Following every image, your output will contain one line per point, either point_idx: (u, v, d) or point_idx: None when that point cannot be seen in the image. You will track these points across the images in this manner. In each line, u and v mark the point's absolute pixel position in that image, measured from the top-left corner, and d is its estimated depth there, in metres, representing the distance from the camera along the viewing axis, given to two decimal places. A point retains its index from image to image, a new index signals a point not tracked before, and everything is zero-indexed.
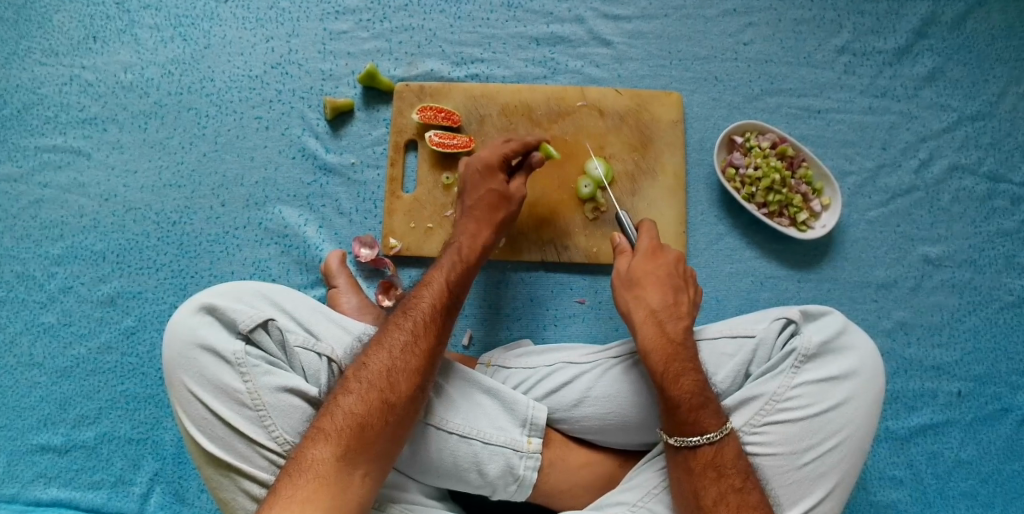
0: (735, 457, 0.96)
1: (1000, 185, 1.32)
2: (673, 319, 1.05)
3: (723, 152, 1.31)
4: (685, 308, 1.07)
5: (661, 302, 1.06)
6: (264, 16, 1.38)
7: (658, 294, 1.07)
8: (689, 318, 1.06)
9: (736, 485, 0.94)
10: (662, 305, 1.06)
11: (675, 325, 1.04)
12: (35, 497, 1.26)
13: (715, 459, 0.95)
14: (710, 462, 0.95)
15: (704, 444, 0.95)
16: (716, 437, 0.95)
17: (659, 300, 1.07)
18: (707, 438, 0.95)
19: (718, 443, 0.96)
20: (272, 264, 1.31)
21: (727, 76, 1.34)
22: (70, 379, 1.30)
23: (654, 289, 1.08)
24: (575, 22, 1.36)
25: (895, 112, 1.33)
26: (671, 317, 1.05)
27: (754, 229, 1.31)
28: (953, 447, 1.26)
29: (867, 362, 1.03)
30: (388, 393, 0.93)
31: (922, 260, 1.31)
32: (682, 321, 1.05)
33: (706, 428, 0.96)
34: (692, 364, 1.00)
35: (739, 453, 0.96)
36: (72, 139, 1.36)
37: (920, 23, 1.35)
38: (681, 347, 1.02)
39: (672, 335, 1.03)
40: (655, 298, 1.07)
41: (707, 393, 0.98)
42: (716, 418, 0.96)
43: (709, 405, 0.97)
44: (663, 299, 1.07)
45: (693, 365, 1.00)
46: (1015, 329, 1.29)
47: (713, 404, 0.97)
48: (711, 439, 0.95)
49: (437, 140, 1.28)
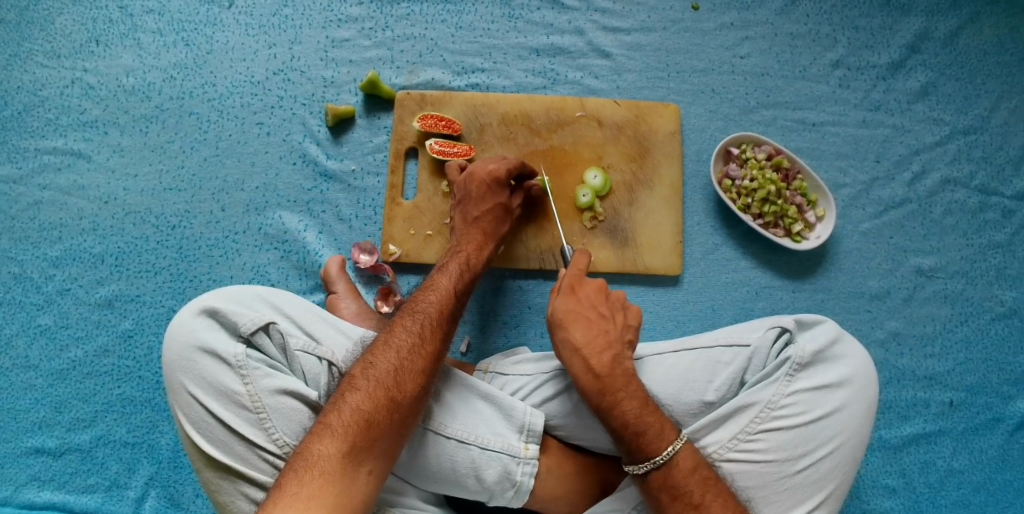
0: (688, 473, 0.96)
1: (992, 198, 1.34)
2: (598, 351, 1.04)
3: (720, 163, 1.32)
4: (611, 336, 1.06)
5: (584, 337, 1.05)
6: (267, 22, 1.39)
7: (581, 330, 1.06)
8: (615, 345, 1.05)
9: (694, 503, 0.95)
10: (585, 339, 1.05)
11: (600, 357, 1.03)
12: (27, 500, 1.26)
13: (667, 482, 0.96)
14: (664, 484, 0.96)
15: (652, 469, 0.96)
16: (663, 460, 0.96)
17: (582, 335, 1.06)
18: (653, 463, 0.96)
19: (665, 466, 0.96)
20: (271, 269, 1.32)
21: (725, 89, 1.36)
22: (65, 382, 1.30)
23: (576, 326, 1.07)
24: (575, 33, 1.38)
25: (889, 126, 1.36)
26: (595, 350, 1.04)
27: (749, 239, 1.33)
28: (945, 456, 1.27)
29: (861, 370, 1.04)
30: (394, 391, 0.94)
31: (914, 271, 1.32)
32: (609, 350, 1.05)
33: (653, 451, 0.96)
34: (624, 393, 1.00)
35: (694, 468, 0.96)
36: (72, 141, 1.36)
37: (914, 38, 1.37)
38: (610, 379, 1.02)
39: (598, 370, 1.02)
40: (578, 333, 1.06)
41: (647, 418, 0.99)
42: (662, 439, 0.97)
43: (651, 428, 0.98)
44: (585, 333, 1.06)
45: (627, 393, 1.00)
46: (1006, 340, 1.31)
47: (654, 428, 0.98)
48: (658, 463, 0.96)
49: (438, 148, 1.30)
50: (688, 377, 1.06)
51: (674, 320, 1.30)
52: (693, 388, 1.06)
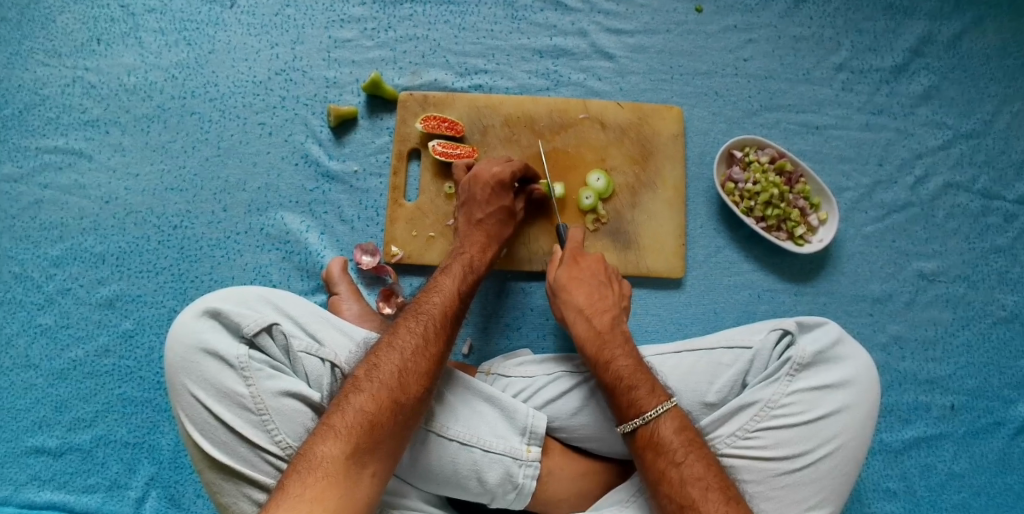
0: (674, 432, 0.96)
1: (994, 202, 1.34)
2: (598, 313, 1.10)
3: (723, 165, 1.32)
4: (610, 300, 1.12)
5: (586, 300, 1.11)
6: (269, 22, 1.38)
7: (583, 293, 1.12)
8: (614, 308, 1.11)
9: (676, 460, 0.94)
10: (587, 302, 1.11)
11: (600, 318, 1.10)
12: (27, 499, 1.26)
13: (653, 440, 0.96)
14: (649, 443, 0.97)
15: (640, 426, 0.98)
16: (651, 416, 0.97)
17: (584, 298, 1.12)
18: (641, 419, 0.97)
19: (652, 423, 0.97)
20: (272, 270, 1.32)
21: (728, 91, 1.36)
22: (65, 382, 1.30)
23: (579, 289, 1.13)
24: (578, 35, 1.37)
25: (891, 130, 1.36)
26: (596, 312, 1.10)
27: (751, 243, 1.33)
28: (946, 460, 1.27)
29: (862, 371, 1.04)
30: (398, 392, 0.94)
31: (916, 275, 1.32)
32: (609, 312, 1.11)
33: (642, 408, 0.98)
34: (622, 350, 1.05)
35: (680, 429, 0.97)
36: (73, 140, 1.36)
37: (917, 42, 1.37)
38: (610, 336, 1.07)
39: (599, 328, 1.08)
40: (580, 297, 1.12)
41: (640, 375, 1.02)
42: (652, 397, 0.99)
43: (643, 386, 1.00)
44: (588, 297, 1.12)
45: (624, 350, 1.05)
46: (1007, 345, 1.31)
47: (647, 385, 1.01)
48: (646, 419, 0.97)
49: (441, 149, 1.30)
50: (690, 379, 1.06)
51: (676, 323, 1.30)
52: (694, 390, 1.06)
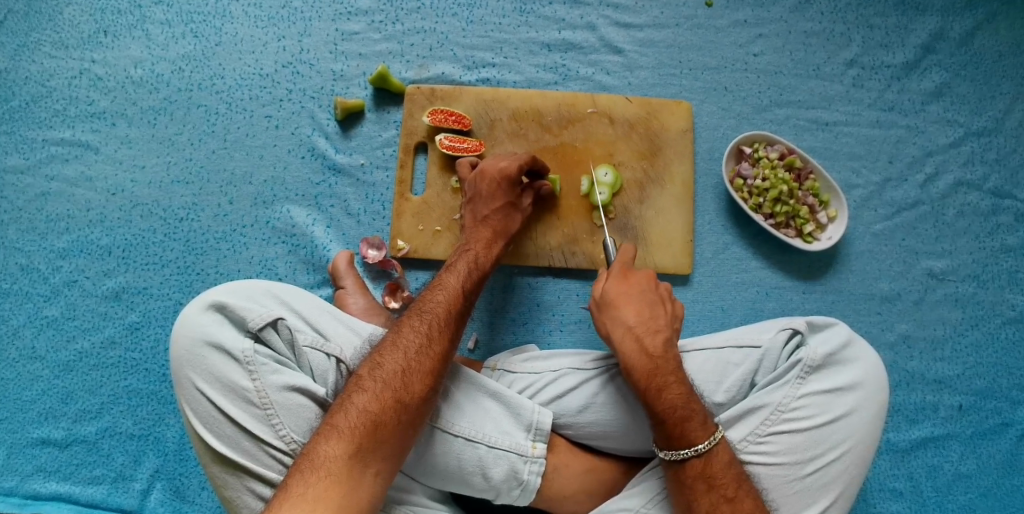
0: (724, 466, 0.96)
1: (1005, 201, 1.33)
2: (650, 334, 1.05)
3: (732, 162, 1.31)
4: (663, 320, 1.07)
5: (636, 319, 1.06)
6: (276, 14, 1.38)
7: (633, 311, 1.07)
8: (666, 329, 1.06)
9: (728, 496, 0.94)
10: (638, 322, 1.06)
11: (653, 339, 1.04)
12: (33, 491, 1.26)
13: (705, 471, 0.96)
14: (700, 474, 0.96)
15: (692, 456, 0.96)
16: (704, 448, 0.96)
17: (634, 317, 1.06)
18: (694, 451, 0.96)
19: (705, 455, 0.96)
20: (278, 263, 1.32)
21: (737, 87, 1.35)
22: (71, 373, 1.30)
23: (628, 307, 1.07)
24: (586, 29, 1.36)
25: (902, 127, 1.34)
26: (648, 333, 1.04)
27: (760, 239, 1.32)
28: (953, 460, 1.27)
29: (871, 373, 1.04)
30: (401, 393, 0.93)
31: (925, 274, 1.31)
32: (660, 333, 1.05)
33: (694, 439, 0.96)
34: (675, 378, 1.00)
35: (729, 462, 0.97)
36: (79, 132, 1.36)
37: (929, 38, 1.36)
38: (662, 362, 1.02)
39: (651, 350, 1.03)
40: (630, 315, 1.06)
41: (692, 405, 0.99)
42: (704, 429, 0.97)
43: (695, 417, 0.97)
44: (638, 316, 1.06)
45: (676, 378, 1.01)
46: (1016, 345, 1.30)
47: (700, 415, 0.98)
48: (699, 451, 0.96)
49: (447, 143, 1.29)
50: (697, 377, 1.06)
51: (684, 320, 1.30)
52: (702, 388, 1.05)
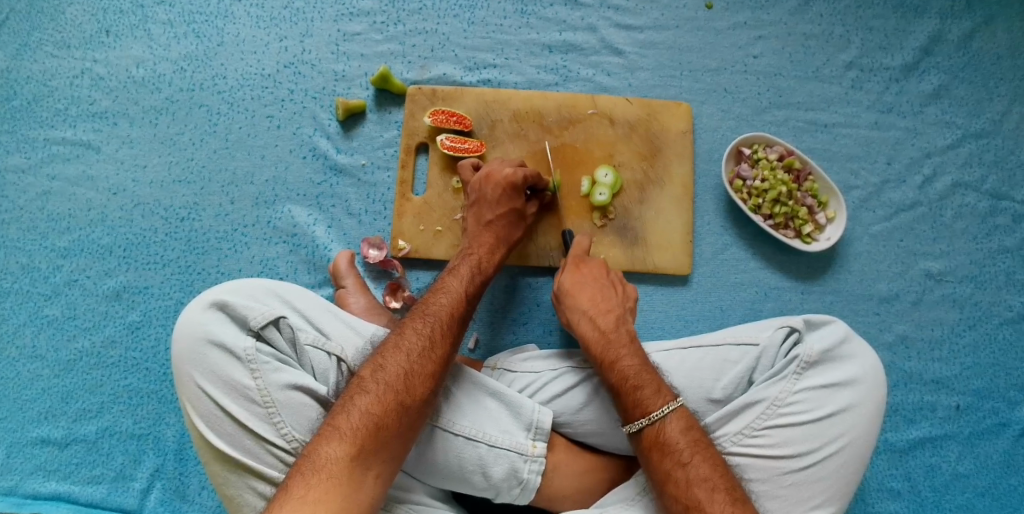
0: (679, 432, 0.96)
1: (1002, 202, 1.34)
2: (602, 314, 1.11)
3: (731, 163, 1.32)
4: (614, 301, 1.13)
5: (589, 302, 1.12)
6: (278, 15, 1.38)
7: (586, 296, 1.13)
8: (618, 309, 1.12)
9: (682, 460, 0.94)
10: (590, 304, 1.12)
11: (605, 319, 1.10)
12: (32, 490, 1.26)
13: (659, 439, 0.96)
14: (655, 442, 0.96)
15: (646, 426, 0.97)
16: (657, 416, 0.97)
17: (587, 301, 1.12)
18: (647, 420, 0.97)
19: (658, 423, 0.97)
20: (279, 263, 1.32)
21: (736, 88, 1.36)
22: (72, 373, 1.30)
23: (582, 292, 1.14)
24: (587, 31, 1.37)
25: (901, 128, 1.35)
26: (599, 313, 1.11)
27: (760, 240, 1.32)
28: (951, 460, 1.27)
29: (870, 371, 1.04)
30: (404, 395, 0.94)
31: (923, 275, 1.32)
32: (612, 313, 1.11)
33: (648, 408, 0.98)
34: (627, 351, 1.06)
35: (686, 429, 0.97)
36: (81, 132, 1.36)
37: (927, 40, 1.36)
38: (613, 336, 1.07)
39: (603, 329, 1.08)
40: (583, 300, 1.13)
41: (644, 375, 1.02)
42: (657, 397, 0.99)
43: (648, 386, 1.00)
44: (591, 299, 1.13)
45: (630, 351, 1.05)
46: (1014, 345, 1.31)
47: (653, 384, 1.01)
48: (652, 419, 0.97)
49: (449, 144, 1.29)
50: (694, 376, 1.07)
51: (683, 319, 1.30)
52: (699, 385, 1.06)
